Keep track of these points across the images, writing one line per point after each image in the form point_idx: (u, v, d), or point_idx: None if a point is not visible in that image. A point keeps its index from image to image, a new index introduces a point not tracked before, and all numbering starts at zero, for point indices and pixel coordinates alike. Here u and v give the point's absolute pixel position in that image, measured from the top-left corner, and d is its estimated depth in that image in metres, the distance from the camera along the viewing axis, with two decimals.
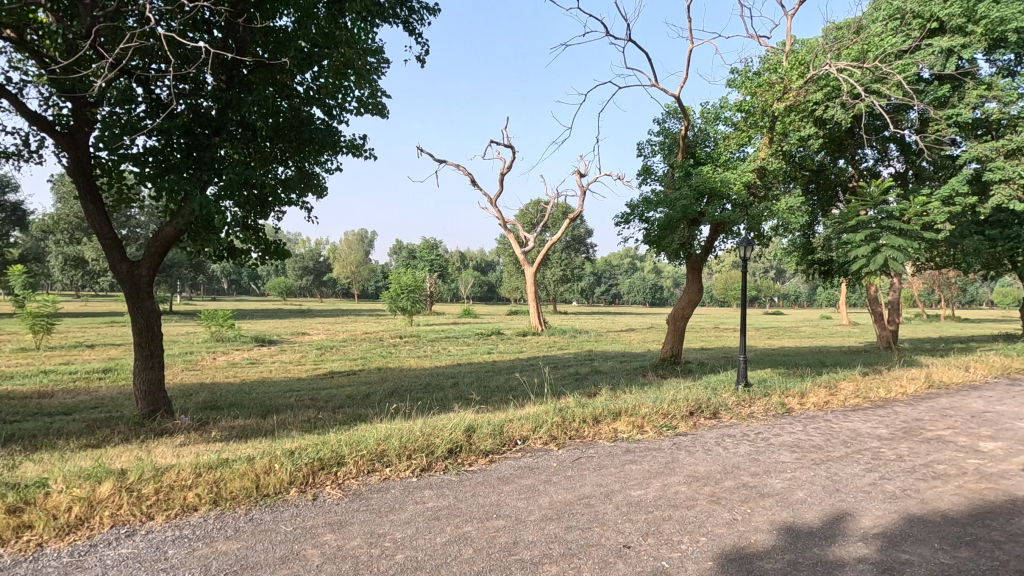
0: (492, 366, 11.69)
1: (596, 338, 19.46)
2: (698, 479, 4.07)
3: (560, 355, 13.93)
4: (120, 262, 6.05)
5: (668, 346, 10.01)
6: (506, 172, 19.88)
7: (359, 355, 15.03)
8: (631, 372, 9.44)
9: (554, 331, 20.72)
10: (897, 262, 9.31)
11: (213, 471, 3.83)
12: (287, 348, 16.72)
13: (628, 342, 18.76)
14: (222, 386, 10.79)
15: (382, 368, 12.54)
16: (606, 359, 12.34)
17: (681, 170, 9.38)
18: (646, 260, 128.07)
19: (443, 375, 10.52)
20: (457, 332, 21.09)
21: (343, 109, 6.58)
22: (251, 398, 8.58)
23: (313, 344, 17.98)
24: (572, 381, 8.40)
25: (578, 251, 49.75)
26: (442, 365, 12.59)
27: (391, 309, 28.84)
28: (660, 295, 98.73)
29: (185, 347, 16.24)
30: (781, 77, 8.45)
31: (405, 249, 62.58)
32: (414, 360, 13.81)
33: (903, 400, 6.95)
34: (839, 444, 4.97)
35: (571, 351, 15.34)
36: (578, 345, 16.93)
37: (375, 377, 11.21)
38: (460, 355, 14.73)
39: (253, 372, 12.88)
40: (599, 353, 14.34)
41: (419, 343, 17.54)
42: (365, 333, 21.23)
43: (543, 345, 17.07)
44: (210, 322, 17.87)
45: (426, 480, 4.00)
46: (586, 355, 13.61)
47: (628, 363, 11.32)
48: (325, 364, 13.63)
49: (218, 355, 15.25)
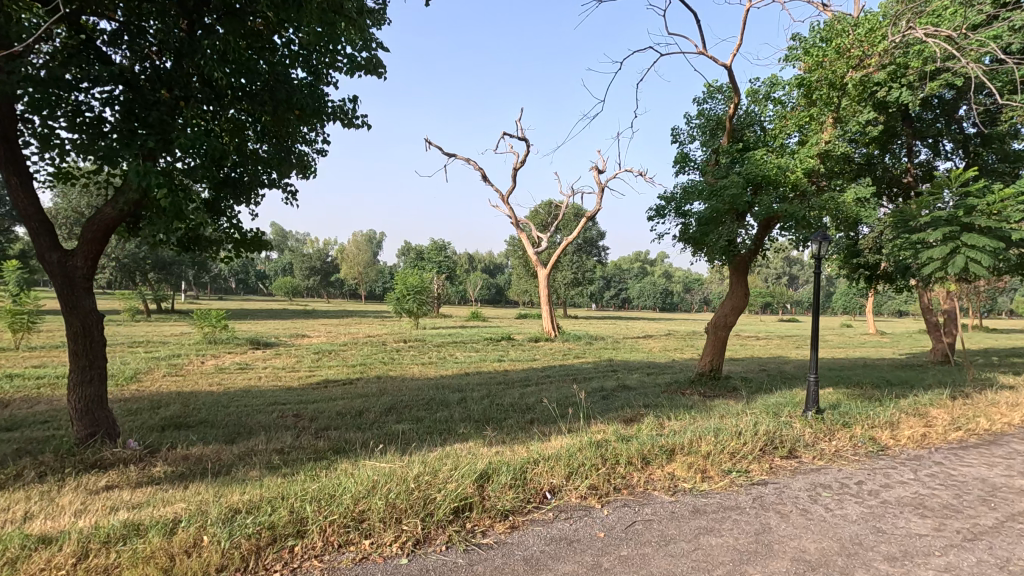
0: (504, 378, 10.44)
1: (614, 345, 18.20)
2: (814, 567, 2.80)
3: (580, 365, 12.66)
4: (51, 250, 4.85)
5: (705, 358, 8.77)
6: (519, 168, 18.67)
7: (358, 361, 13.87)
8: (667, 390, 8.14)
9: (568, 337, 19.47)
10: (979, 266, 7.96)
11: (109, 551, 2.60)
12: (282, 352, 15.58)
13: (648, 350, 17.48)
14: (201, 395, 9.61)
15: (382, 377, 11.34)
16: (632, 372, 11.06)
17: (727, 157, 8.07)
18: (657, 264, 126.55)
19: (450, 388, 9.27)
20: (465, 336, 19.88)
21: (330, 67, 5.40)
22: (227, 413, 7.40)
23: (312, 347, 16.83)
24: (602, 402, 7.13)
25: (590, 254, 48.56)
26: (450, 375, 11.38)
27: (396, 311, 27.73)
28: (670, 300, 97.15)
29: (172, 350, 15.12)
30: (856, 42, 7.00)
31: (413, 250, 61.74)
32: (418, 368, 12.62)
33: (1015, 434, 5.63)
34: (980, 505, 3.68)
35: (590, 360, 14.07)
36: (596, 353, 15.66)
37: (374, 387, 10.01)
38: (469, 363, 13.53)
39: (241, 378, 11.74)
40: (621, 364, 13.05)
41: (424, 349, 16.35)
42: (367, 337, 20.02)
43: (558, 353, 15.82)
44: (202, 322, 16.77)
45: (420, 564, 2.77)
46: (606, 366, 12.34)
47: (657, 377, 10.04)
48: (321, 371, 12.46)
49: (207, 359, 14.11)
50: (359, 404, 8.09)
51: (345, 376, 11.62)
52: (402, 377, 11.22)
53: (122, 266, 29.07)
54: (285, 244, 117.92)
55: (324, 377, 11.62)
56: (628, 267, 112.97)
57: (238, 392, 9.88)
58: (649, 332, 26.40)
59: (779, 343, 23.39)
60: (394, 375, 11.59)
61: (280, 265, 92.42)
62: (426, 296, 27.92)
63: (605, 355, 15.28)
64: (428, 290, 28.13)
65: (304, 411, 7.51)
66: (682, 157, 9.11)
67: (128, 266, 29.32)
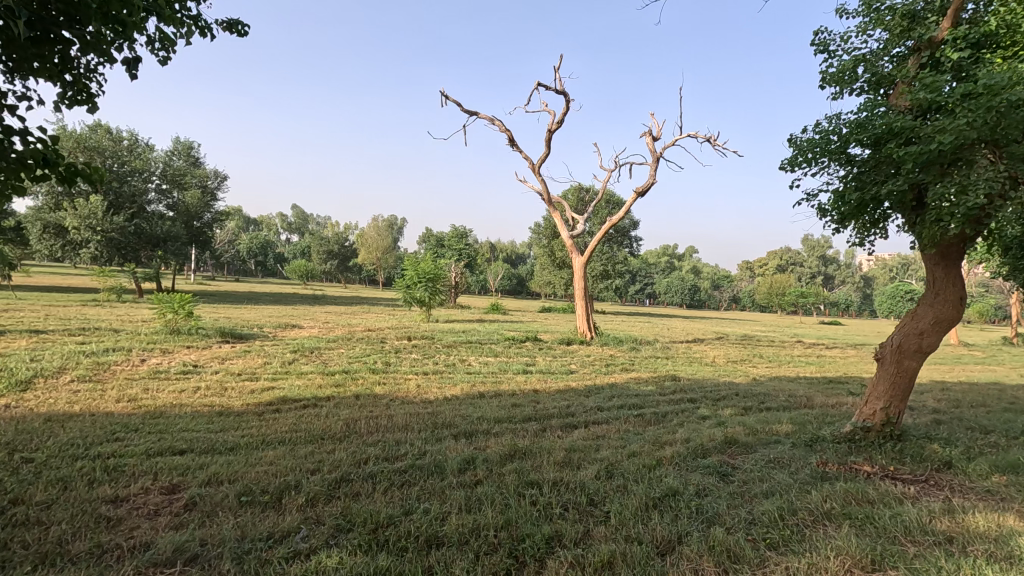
0: (536, 410, 7.12)
1: (665, 354, 14.71)
2: None
3: (638, 387, 9.21)
4: None
5: (871, 403, 5.34)
6: (554, 129, 15.14)
7: (342, 366, 10.65)
8: (821, 462, 4.71)
9: (606, 339, 16.07)
10: None
11: None
12: (253, 349, 12.44)
13: (711, 362, 13.95)
14: (84, 418, 6.49)
15: (364, 397, 8.07)
16: (722, 405, 7.62)
17: (951, 59, 4.53)
18: (685, 259, 121.69)
19: (452, 430, 5.96)
20: (483, 334, 16.55)
21: None
22: (58, 480, 4.25)
23: (294, 343, 13.74)
24: (734, 504, 3.73)
25: (621, 245, 44.77)
26: (456, 398, 8.04)
27: (405, 300, 24.55)
28: (698, 297, 93.14)
29: (117, 342, 12.14)
30: None
31: (432, 236, 58.63)
32: (417, 382, 9.35)
33: None
34: None
35: (645, 377, 10.63)
36: (648, 366, 12.17)
37: (346, 416, 6.80)
38: (485, 376, 10.20)
39: (174, 385, 8.62)
40: (692, 386, 9.59)
41: (431, 350, 13.08)
42: (366, 330, 16.85)
43: (600, 363, 12.39)
44: (163, 307, 13.65)
45: None
46: (673, 389, 8.93)
47: (771, 422, 6.57)
48: (286, 382, 9.24)
49: (152, 356, 11.06)
50: (298, 460, 4.90)
51: (313, 393, 8.38)
52: (392, 399, 7.96)
53: (107, 240, 26.31)
54: (305, 228, 116.11)
55: (285, 393, 8.40)
56: (655, 261, 108.52)
57: (145, 416, 6.72)
58: (695, 334, 22.72)
59: (855, 353, 19.55)
60: (380, 394, 8.31)
61: (298, 249, 90.45)
62: (440, 284, 24.75)
63: (660, 369, 11.79)
64: (442, 278, 24.95)
65: (191, 480, 4.32)
66: (845, 72, 5.55)
67: (115, 241, 26.61)
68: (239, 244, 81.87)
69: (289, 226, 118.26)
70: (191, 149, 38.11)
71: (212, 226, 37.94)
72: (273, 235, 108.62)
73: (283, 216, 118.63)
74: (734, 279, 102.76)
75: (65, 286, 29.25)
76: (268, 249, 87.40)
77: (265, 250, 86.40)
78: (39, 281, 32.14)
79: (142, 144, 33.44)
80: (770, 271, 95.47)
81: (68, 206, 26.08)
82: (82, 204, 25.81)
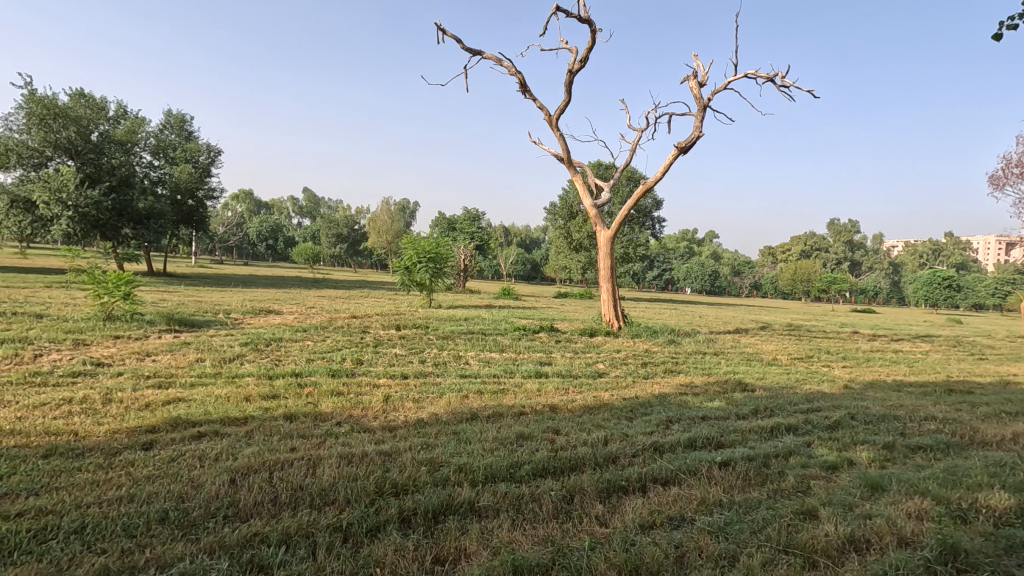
0: (553, 452, 4.40)
1: (713, 349, 11.86)
2: None
3: (699, 402, 6.43)
4: None
5: None
6: (576, 69, 12.29)
7: (294, 367, 8.01)
8: None
9: (635, 329, 13.33)
10: None
11: None
12: (195, 341, 9.86)
13: (773, 359, 11.09)
14: None
15: (296, 421, 5.40)
16: (848, 443, 4.81)
17: None
18: (705, 245, 117.58)
19: (403, 508, 3.30)
20: (488, 323, 13.90)
21: None
22: None
23: (253, 332, 11.19)
24: None
25: (643, 226, 41.65)
26: (433, 424, 5.34)
27: (403, 283, 21.95)
28: (719, 283, 89.79)
29: (23, 331, 9.66)
30: None
31: (442, 219, 56.08)
32: (386, 394, 6.66)
33: None
34: None
35: (701, 385, 7.83)
36: (698, 368, 9.37)
37: (241, 462, 4.14)
38: (483, 383, 7.47)
39: (35, 397, 6.01)
40: (772, 398, 6.81)
41: (419, 344, 10.36)
42: (351, 316, 14.29)
43: (635, 363, 9.60)
44: (94, 288, 11.11)
45: None
46: (753, 407, 6.11)
47: (965, 484, 3.78)
48: (203, 391, 6.59)
49: (55, 350, 8.55)
50: None
51: (227, 411, 5.73)
52: (334, 426, 5.28)
53: (81, 216, 23.96)
54: (317, 211, 114.57)
55: (186, 410, 5.73)
56: (673, 246, 105.05)
57: None
58: (734, 324, 19.78)
59: (930, 347, 16.46)
60: (324, 415, 5.64)
61: (308, 232, 88.57)
62: (443, 266, 22.07)
63: (715, 373, 8.97)
64: (446, 258, 22.25)
65: None
66: None
67: (91, 217, 24.35)
68: (248, 228, 80.54)
69: (300, 209, 116.47)
70: (184, 123, 35.73)
71: (206, 204, 35.63)
72: (283, 219, 107.05)
73: (295, 200, 116.86)
74: (756, 265, 98.78)
75: (43, 268, 27.21)
76: (278, 233, 85.72)
77: (274, 233, 84.64)
78: (24, 263, 30.24)
79: (129, 115, 31.21)
80: (795, 257, 91.62)
81: (40, 179, 23.79)
82: (52, 175, 23.46)
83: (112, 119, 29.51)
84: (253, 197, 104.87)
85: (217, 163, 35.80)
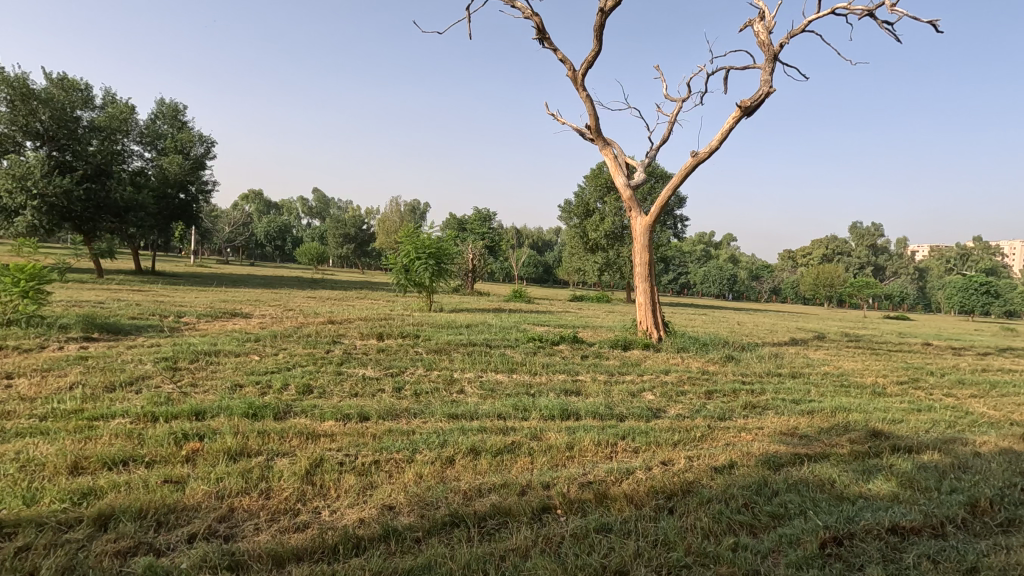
0: None
1: (787, 369, 9.06)
2: None
3: (852, 480, 3.68)
4: None
5: None
6: (608, 7, 9.69)
7: (202, 401, 5.36)
8: None
9: (680, 340, 10.61)
10: None
11: None
12: (97, 356, 7.27)
13: (874, 384, 8.27)
14: None
15: (105, 538, 2.76)
16: None
17: None
18: (723, 248, 113.98)
19: None
20: (496, 330, 11.24)
21: None
22: None
23: (187, 342, 8.56)
24: None
25: (665, 225, 38.81)
26: (369, 554, 2.69)
27: (400, 283, 19.40)
28: (738, 288, 86.57)
29: None
30: None
31: (452, 219, 53.66)
32: (315, 457, 3.99)
33: None
34: None
35: (817, 437, 5.04)
36: (788, 401, 6.61)
37: None
38: (482, 434, 4.76)
39: None
40: (965, 469, 4.01)
41: (400, 361, 7.70)
42: (328, 321, 11.73)
43: (696, 393, 6.84)
44: None
45: None
46: (965, 499, 3.36)
47: None
48: (14, 449, 3.96)
49: None
50: None
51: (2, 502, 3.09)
52: (171, 556, 2.63)
53: (48, 206, 21.79)
54: (325, 212, 112.95)
55: None
56: (690, 249, 101.85)
57: None
58: (785, 334, 16.84)
59: None
60: (170, 522, 2.97)
61: (316, 233, 86.74)
62: (444, 264, 19.45)
63: (820, 411, 6.19)
64: (450, 255, 19.60)
65: None
66: None
67: (60, 207, 22.13)
68: (254, 228, 78.91)
69: (310, 210, 114.91)
70: (178, 113, 33.51)
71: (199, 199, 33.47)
72: (292, 220, 105.52)
73: (304, 200, 115.21)
74: (776, 270, 95.12)
75: None
76: (286, 234, 83.96)
77: (282, 235, 82.91)
78: None
79: (115, 101, 29.12)
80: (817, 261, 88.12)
81: (7, 166, 21.75)
82: (17, 161, 21.34)
83: (96, 105, 27.42)
84: (262, 199, 103.87)
85: (212, 155, 33.64)
